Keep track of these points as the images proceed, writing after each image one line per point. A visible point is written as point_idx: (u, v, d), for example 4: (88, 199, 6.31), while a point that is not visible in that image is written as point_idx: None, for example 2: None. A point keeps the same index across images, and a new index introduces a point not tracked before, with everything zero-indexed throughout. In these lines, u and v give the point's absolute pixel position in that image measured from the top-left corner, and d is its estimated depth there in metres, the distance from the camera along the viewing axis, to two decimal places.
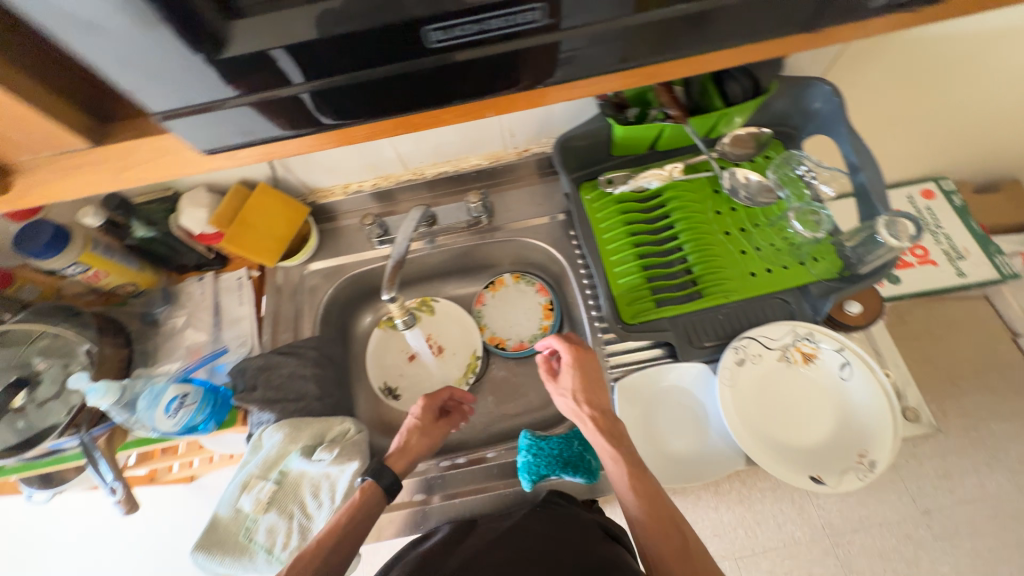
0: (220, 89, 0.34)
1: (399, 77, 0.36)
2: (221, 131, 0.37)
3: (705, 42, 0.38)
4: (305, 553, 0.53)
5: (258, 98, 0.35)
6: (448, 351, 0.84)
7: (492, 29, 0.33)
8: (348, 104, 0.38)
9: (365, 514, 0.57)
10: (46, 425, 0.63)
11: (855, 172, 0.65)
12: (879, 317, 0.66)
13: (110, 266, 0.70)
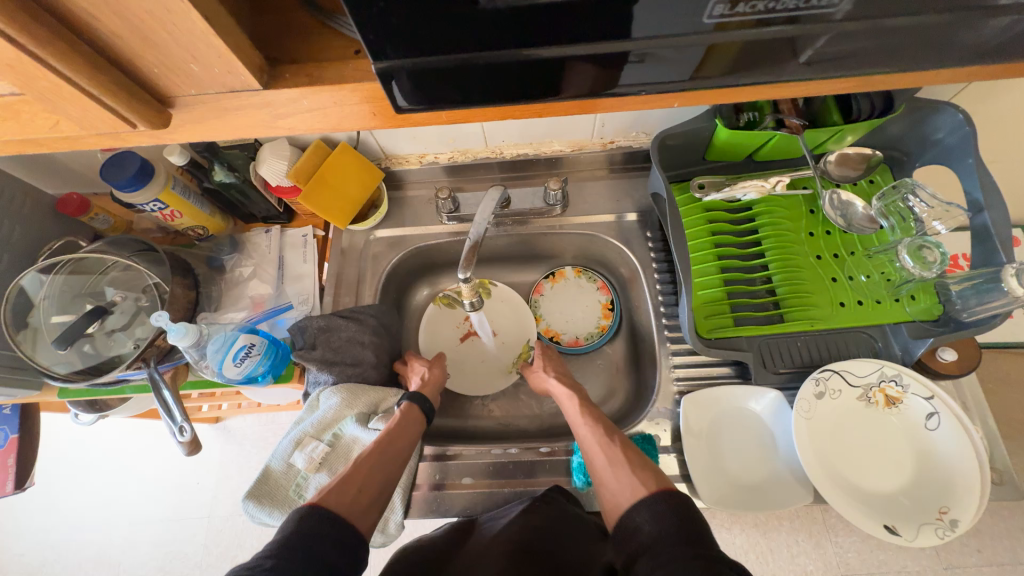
0: (455, 41, 0.25)
1: (647, 53, 0.27)
2: (426, 95, 0.28)
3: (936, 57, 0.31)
4: (365, 454, 0.56)
5: (495, 60, 0.26)
6: (501, 337, 0.82)
7: (785, 7, 0.25)
8: (580, 80, 0.29)
9: (410, 427, 0.61)
10: (111, 355, 0.64)
11: (977, 212, 0.60)
12: (975, 368, 0.62)
13: (185, 207, 0.69)
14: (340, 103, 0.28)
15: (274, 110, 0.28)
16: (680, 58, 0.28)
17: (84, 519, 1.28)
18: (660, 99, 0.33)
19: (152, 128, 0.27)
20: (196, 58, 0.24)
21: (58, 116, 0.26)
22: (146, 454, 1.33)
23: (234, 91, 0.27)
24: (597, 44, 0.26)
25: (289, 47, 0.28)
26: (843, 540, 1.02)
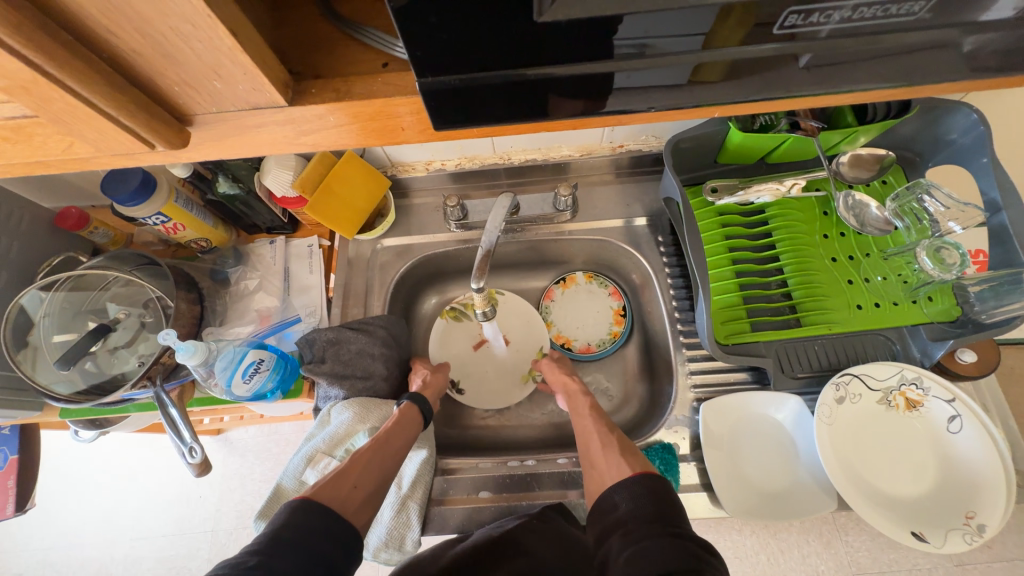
0: (490, 56, 0.24)
1: (699, 67, 0.26)
2: (460, 113, 0.27)
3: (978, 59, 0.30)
4: (361, 451, 0.54)
5: (533, 74, 0.25)
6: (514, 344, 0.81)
7: (858, 18, 0.24)
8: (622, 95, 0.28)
9: (410, 424, 0.60)
10: (113, 373, 0.63)
11: (994, 212, 0.59)
12: (995, 369, 0.61)
13: (188, 220, 0.68)
14: (365, 119, 0.27)
15: (297, 127, 0.27)
16: (729, 68, 0.26)
17: (84, 536, 1.26)
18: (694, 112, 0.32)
19: (170, 148, 0.26)
20: (220, 75, 0.23)
21: (71, 137, 0.25)
22: (147, 468, 1.31)
23: (257, 108, 0.26)
24: (643, 58, 0.25)
25: (314, 61, 0.27)
26: (855, 540, 1.02)
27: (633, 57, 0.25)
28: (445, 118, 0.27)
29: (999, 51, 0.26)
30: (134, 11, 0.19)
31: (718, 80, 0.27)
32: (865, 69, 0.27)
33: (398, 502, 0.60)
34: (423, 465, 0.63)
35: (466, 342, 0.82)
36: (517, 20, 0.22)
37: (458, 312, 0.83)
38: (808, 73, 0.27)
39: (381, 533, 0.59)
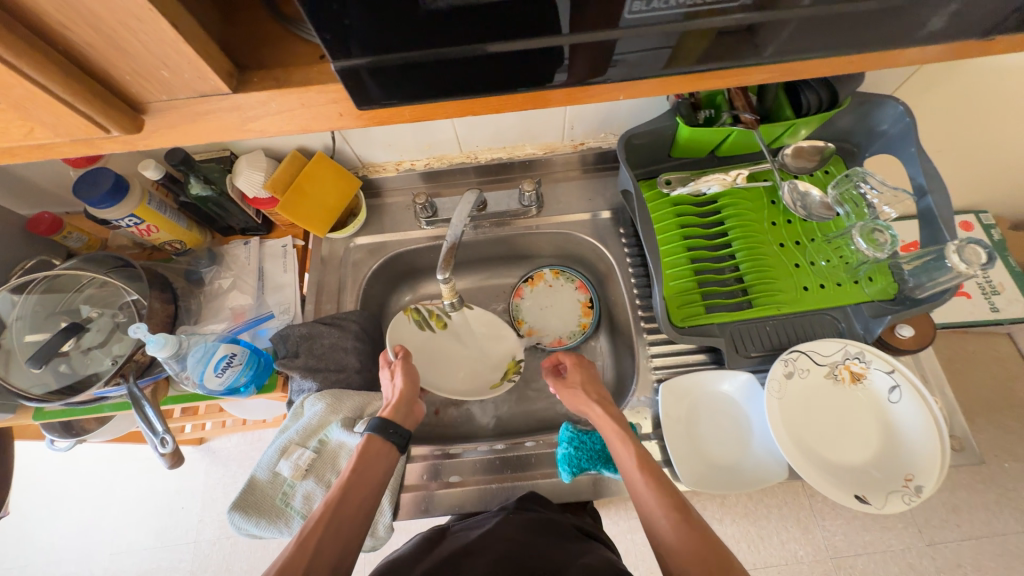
0: (403, 36, 0.27)
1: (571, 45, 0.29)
2: (386, 90, 0.30)
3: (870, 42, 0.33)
4: (314, 519, 0.51)
5: (446, 54, 0.28)
6: (480, 349, 0.80)
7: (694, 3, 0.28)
8: (529, 71, 0.31)
9: (368, 472, 0.56)
10: (88, 373, 0.63)
11: (922, 195, 0.64)
12: (932, 342, 0.66)
13: (162, 222, 0.69)
14: (307, 103, 0.30)
15: (244, 113, 0.30)
16: (625, 51, 0.30)
17: (62, 552, 1.24)
18: (614, 92, 0.36)
19: (126, 133, 0.29)
20: (167, 64, 0.26)
21: (32, 123, 0.27)
22: (127, 480, 1.29)
23: (205, 96, 0.28)
24: (539, 38, 0.28)
25: (261, 55, 0.30)
26: (831, 524, 1.03)
27: (533, 36, 0.28)
28: (374, 95, 0.30)
29: (855, 25, 0.31)
30: (83, 6, 0.22)
31: (618, 60, 0.31)
32: (747, 44, 0.31)
33: None
34: None
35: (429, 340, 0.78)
36: (408, 6, 0.25)
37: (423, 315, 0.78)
38: (695, 51, 0.31)
39: None
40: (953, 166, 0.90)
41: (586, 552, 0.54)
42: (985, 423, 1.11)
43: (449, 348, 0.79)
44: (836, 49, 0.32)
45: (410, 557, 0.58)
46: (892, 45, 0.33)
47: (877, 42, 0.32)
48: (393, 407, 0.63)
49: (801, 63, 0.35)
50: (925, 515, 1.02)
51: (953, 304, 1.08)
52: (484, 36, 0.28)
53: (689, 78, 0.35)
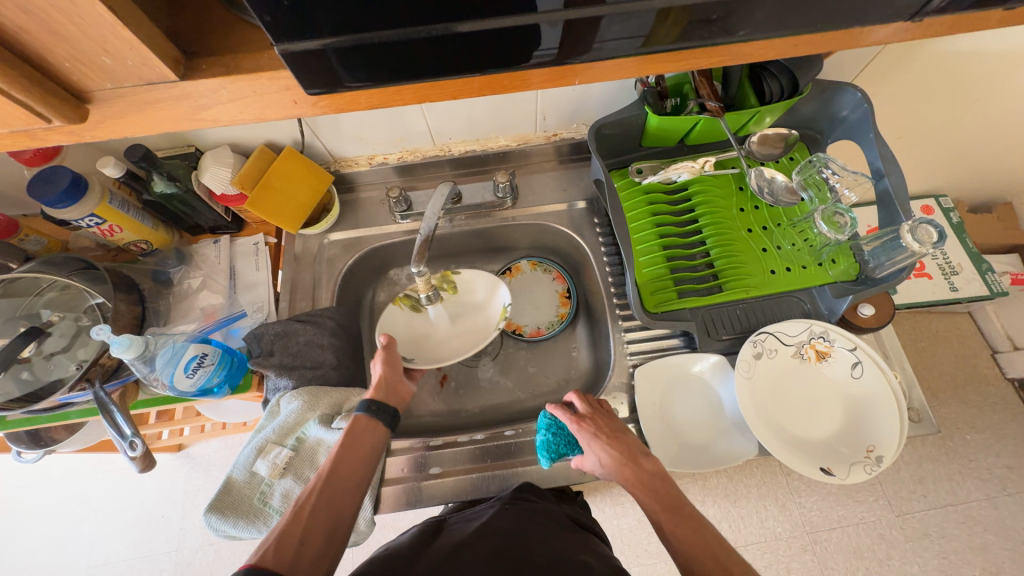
0: (350, 20, 0.27)
1: (517, 29, 0.30)
2: (329, 74, 0.30)
3: (812, 24, 0.34)
4: (308, 492, 0.51)
5: (394, 37, 0.28)
6: (473, 313, 0.78)
7: None
8: (478, 52, 0.31)
9: (360, 445, 0.56)
10: (51, 379, 0.61)
11: (879, 178, 0.66)
12: (891, 320, 0.69)
13: (125, 222, 0.67)
14: (259, 90, 0.30)
15: (195, 101, 0.29)
16: (575, 34, 0.31)
17: (35, 569, 1.20)
18: (568, 78, 0.36)
19: (68, 123, 0.28)
20: (108, 50, 0.25)
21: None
22: (102, 491, 1.26)
23: (152, 84, 0.28)
24: (487, 21, 0.29)
25: (209, 42, 0.30)
26: (806, 500, 1.07)
27: (481, 18, 0.29)
28: (328, 79, 0.30)
29: (793, 7, 0.32)
30: None
31: (569, 43, 0.32)
32: (692, 26, 0.32)
33: None
34: None
35: (420, 322, 0.77)
36: None
37: (412, 300, 0.76)
38: (643, 35, 0.32)
39: None
40: (913, 152, 0.93)
41: (586, 549, 0.55)
42: (947, 397, 1.16)
43: (441, 325, 0.77)
44: (775, 30, 0.34)
45: (411, 548, 0.56)
46: (828, 27, 0.34)
47: (815, 23, 0.34)
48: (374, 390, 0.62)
49: (748, 47, 0.36)
50: (893, 487, 1.07)
51: (915, 285, 1.13)
52: (431, 18, 0.28)
53: (643, 63, 0.36)
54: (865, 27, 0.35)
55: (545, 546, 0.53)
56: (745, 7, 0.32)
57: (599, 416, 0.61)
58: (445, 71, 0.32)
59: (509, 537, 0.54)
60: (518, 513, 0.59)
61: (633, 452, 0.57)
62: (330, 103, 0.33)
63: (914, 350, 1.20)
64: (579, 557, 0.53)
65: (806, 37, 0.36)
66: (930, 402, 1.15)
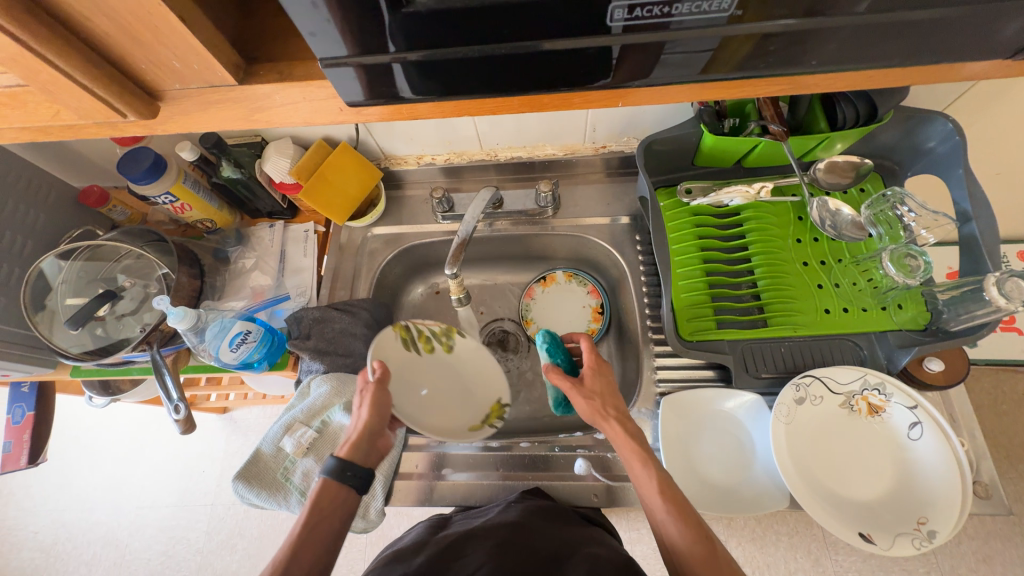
0: (393, 41, 0.28)
1: (560, 52, 0.30)
2: (372, 87, 0.31)
3: (886, 58, 0.31)
4: None
5: (435, 57, 0.29)
6: (468, 382, 0.62)
7: (675, 16, 0.28)
8: (518, 71, 0.31)
9: (326, 521, 0.47)
10: (119, 337, 0.68)
11: (964, 222, 0.60)
12: (963, 380, 0.62)
13: (194, 201, 0.73)
14: (308, 97, 0.32)
15: (252, 105, 0.32)
16: (619, 58, 0.31)
17: (96, 500, 1.34)
18: (610, 100, 0.36)
19: (142, 117, 0.32)
20: (178, 56, 0.28)
21: (57, 105, 0.31)
22: (156, 440, 1.38)
23: (215, 86, 0.31)
24: (528, 44, 0.29)
25: (269, 49, 0.32)
26: (844, 559, 0.98)
27: (525, 42, 0.29)
28: (370, 93, 0.32)
29: (866, 39, 0.30)
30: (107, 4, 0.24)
31: (612, 68, 0.31)
32: (747, 56, 0.31)
33: None
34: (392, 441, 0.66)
35: (414, 369, 0.58)
36: (389, 10, 0.26)
37: (412, 335, 0.59)
38: (687, 62, 0.31)
39: None
40: (1013, 193, 0.83)
41: (594, 542, 0.53)
42: None
43: (432, 380, 0.59)
44: (842, 63, 0.32)
45: (416, 542, 0.57)
46: (899, 62, 0.32)
47: (884, 59, 0.31)
48: (354, 444, 0.50)
49: (810, 79, 0.34)
50: (950, 561, 0.95)
51: (1001, 340, 1.00)
52: (470, 40, 0.28)
53: (690, 89, 0.35)
54: (944, 62, 0.32)
55: (548, 538, 0.53)
56: (813, 36, 0.29)
57: (606, 365, 0.58)
58: (483, 89, 0.32)
59: (512, 532, 0.54)
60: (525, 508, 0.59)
61: (628, 412, 0.54)
62: (374, 112, 0.34)
63: (993, 413, 1.07)
64: (585, 549, 0.51)
65: (877, 70, 0.33)
66: (1005, 473, 1.02)
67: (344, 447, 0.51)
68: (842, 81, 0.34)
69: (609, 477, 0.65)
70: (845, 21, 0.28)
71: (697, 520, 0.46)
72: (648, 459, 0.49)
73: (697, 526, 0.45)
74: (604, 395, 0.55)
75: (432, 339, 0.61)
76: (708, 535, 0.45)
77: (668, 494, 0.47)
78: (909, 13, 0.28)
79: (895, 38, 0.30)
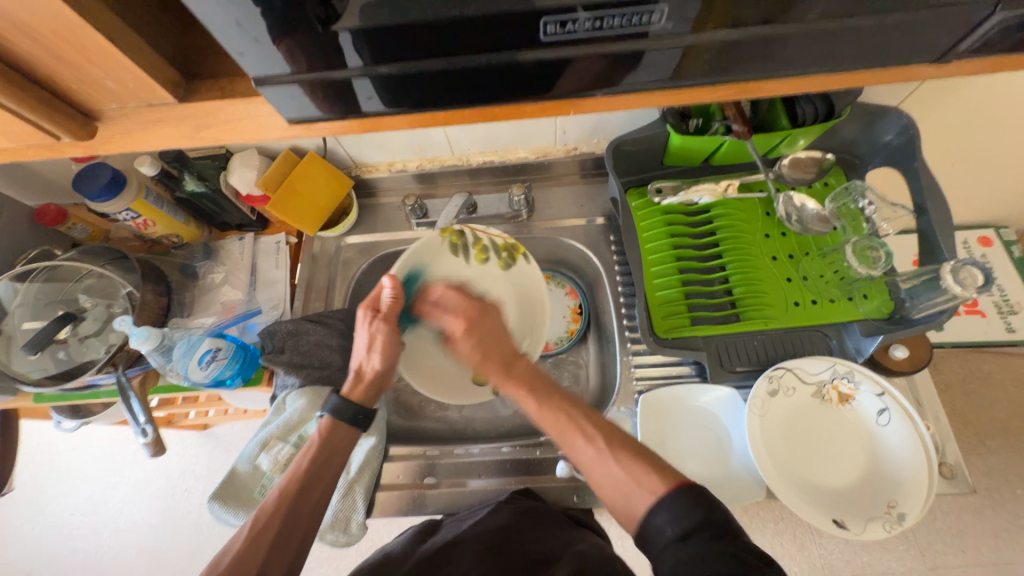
0: (336, 57, 0.28)
1: (506, 64, 0.30)
2: (323, 103, 0.31)
3: (827, 62, 0.32)
4: (274, 501, 0.48)
5: (381, 72, 0.30)
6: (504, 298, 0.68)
7: (605, 28, 0.28)
8: (469, 82, 0.31)
9: (337, 446, 0.52)
10: (82, 360, 0.66)
11: (919, 213, 0.62)
12: (926, 365, 0.64)
13: (158, 217, 0.71)
14: (255, 113, 0.32)
15: (193, 124, 0.32)
16: (561, 70, 0.31)
17: (72, 527, 1.29)
18: (563, 109, 0.36)
19: (80, 140, 0.32)
20: (112, 76, 0.29)
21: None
22: (133, 462, 1.34)
23: (155, 104, 0.31)
24: (475, 54, 0.29)
25: (212, 65, 0.33)
26: (827, 542, 1.00)
27: (472, 54, 0.29)
28: (318, 106, 0.32)
29: (811, 46, 0.30)
30: None
31: (560, 79, 0.32)
32: (692, 64, 0.32)
33: (344, 486, 0.63)
34: (371, 453, 0.66)
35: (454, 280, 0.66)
36: (326, 25, 0.26)
37: (465, 241, 0.65)
38: (636, 72, 0.32)
39: (328, 516, 0.61)
40: (969, 181, 0.86)
41: (579, 539, 0.54)
42: (998, 446, 1.06)
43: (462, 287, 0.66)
44: (785, 69, 0.32)
45: (403, 550, 0.57)
46: (838, 67, 0.33)
47: (823, 64, 0.32)
48: (363, 385, 0.56)
49: (760, 85, 0.35)
50: (927, 538, 0.98)
51: (966, 322, 1.04)
52: (413, 53, 0.29)
53: (644, 96, 0.35)
54: (884, 65, 0.33)
55: (536, 540, 0.54)
56: (760, 43, 0.30)
57: (485, 312, 0.61)
58: (435, 101, 0.32)
59: (496, 537, 0.55)
60: (511, 510, 0.59)
61: (501, 348, 0.57)
62: (326, 125, 0.34)
63: (962, 392, 1.11)
64: (573, 547, 0.51)
65: (822, 75, 0.34)
66: (975, 449, 1.06)
67: (353, 387, 0.56)
68: (792, 85, 0.35)
69: (590, 478, 0.65)
70: (781, 29, 0.29)
71: (589, 414, 0.48)
72: (530, 383, 0.53)
73: (580, 427, 0.47)
74: (481, 345, 0.58)
75: (488, 249, 0.66)
76: (591, 428, 0.46)
77: (552, 404, 0.50)
78: (841, 20, 0.29)
79: (833, 45, 0.30)
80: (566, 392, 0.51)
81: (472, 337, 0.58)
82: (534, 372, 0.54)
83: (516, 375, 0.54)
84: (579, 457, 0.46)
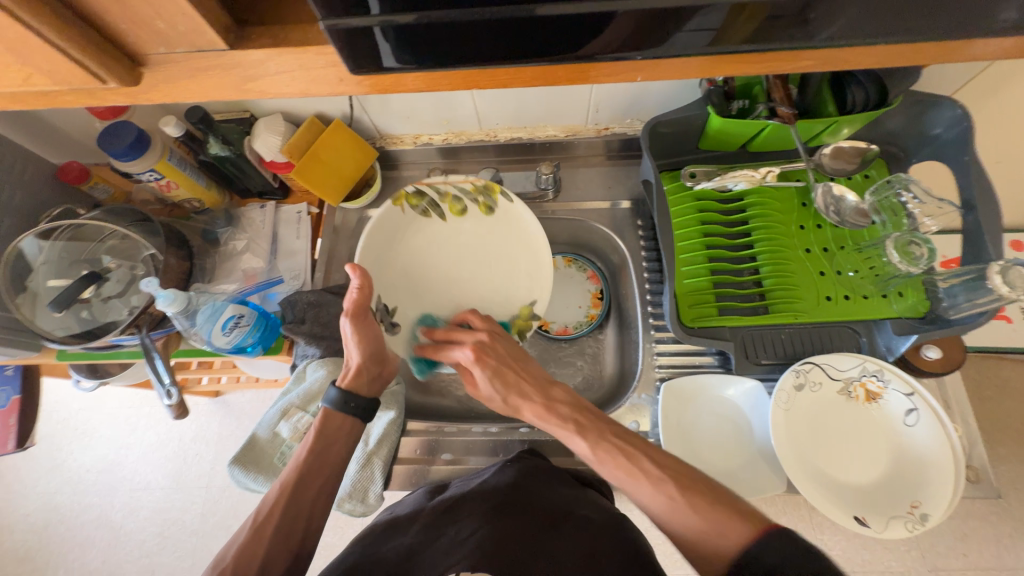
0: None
1: (571, 15, 0.29)
2: (374, 52, 0.30)
3: (888, 33, 0.31)
4: (276, 490, 0.51)
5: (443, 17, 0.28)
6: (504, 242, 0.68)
7: None
8: (527, 34, 0.30)
9: (334, 440, 0.55)
10: (106, 320, 0.66)
11: (968, 209, 0.59)
12: (958, 368, 0.63)
13: (182, 179, 0.70)
14: (305, 65, 0.32)
15: (241, 72, 0.32)
16: (627, 23, 0.29)
17: (87, 484, 1.33)
18: (615, 71, 0.34)
19: (124, 84, 0.31)
20: (161, 15, 0.28)
21: (33, 70, 0.30)
22: (148, 424, 1.37)
23: (201, 51, 0.31)
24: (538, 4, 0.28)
25: (259, 14, 0.32)
26: (829, 538, 0.99)
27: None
28: (366, 61, 0.31)
29: (869, 9, 0.29)
30: None
31: (625, 37, 0.30)
32: (759, 22, 0.30)
33: (363, 457, 0.63)
34: (389, 426, 0.66)
35: (418, 252, 0.67)
36: None
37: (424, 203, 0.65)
38: (691, 31, 0.30)
39: (346, 484, 0.62)
40: (1013, 182, 0.83)
41: (588, 504, 0.55)
42: (1009, 453, 1.05)
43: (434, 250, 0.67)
44: (843, 34, 0.31)
45: (412, 509, 0.57)
46: (903, 37, 0.31)
47: (885, 35, 0.31)
48: (353, 375, 0.57)
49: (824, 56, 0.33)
50: (929, 539, 0.99)
51: (991, 327, 1.02)
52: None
53: (697, 65, 0.34)
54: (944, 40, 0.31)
55: (545, 498, 0.54)
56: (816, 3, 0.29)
57: (499, 335, 0.61)
58: (485, 53, 0.31)
59: (514, 494, 0.55)
60: (523, 468, 0.59)
61: (501, 352, 0.59)
62: (371, 79, 0.33)
63: (977, 398, 1.09)
64: (580, 511, 0.53)
65: (885, 48, 0.32)
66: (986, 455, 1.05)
67: (347, 377, 0.57)
68: (850, 60, 0.33)
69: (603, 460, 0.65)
70: None
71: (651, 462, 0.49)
72: (577, 420, 0.54)
73: (644, 472, 0.49)
74: (507, 372, 0.57)
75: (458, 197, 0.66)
76: (656, 471, 0.48)
77: (606, 445, 0.52)
78: None
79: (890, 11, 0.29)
80: (620, 431, 0.53)
81: (490, 363, 0.57)
82: (570, 396, 0.57)
83: (561, 411, 0.55)
84: (647, 500, 0.48)
